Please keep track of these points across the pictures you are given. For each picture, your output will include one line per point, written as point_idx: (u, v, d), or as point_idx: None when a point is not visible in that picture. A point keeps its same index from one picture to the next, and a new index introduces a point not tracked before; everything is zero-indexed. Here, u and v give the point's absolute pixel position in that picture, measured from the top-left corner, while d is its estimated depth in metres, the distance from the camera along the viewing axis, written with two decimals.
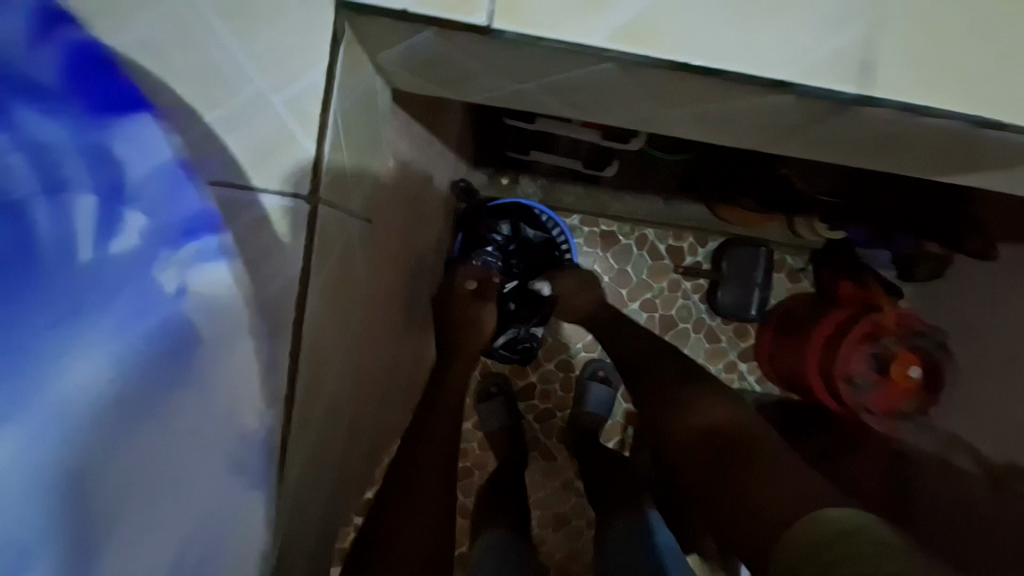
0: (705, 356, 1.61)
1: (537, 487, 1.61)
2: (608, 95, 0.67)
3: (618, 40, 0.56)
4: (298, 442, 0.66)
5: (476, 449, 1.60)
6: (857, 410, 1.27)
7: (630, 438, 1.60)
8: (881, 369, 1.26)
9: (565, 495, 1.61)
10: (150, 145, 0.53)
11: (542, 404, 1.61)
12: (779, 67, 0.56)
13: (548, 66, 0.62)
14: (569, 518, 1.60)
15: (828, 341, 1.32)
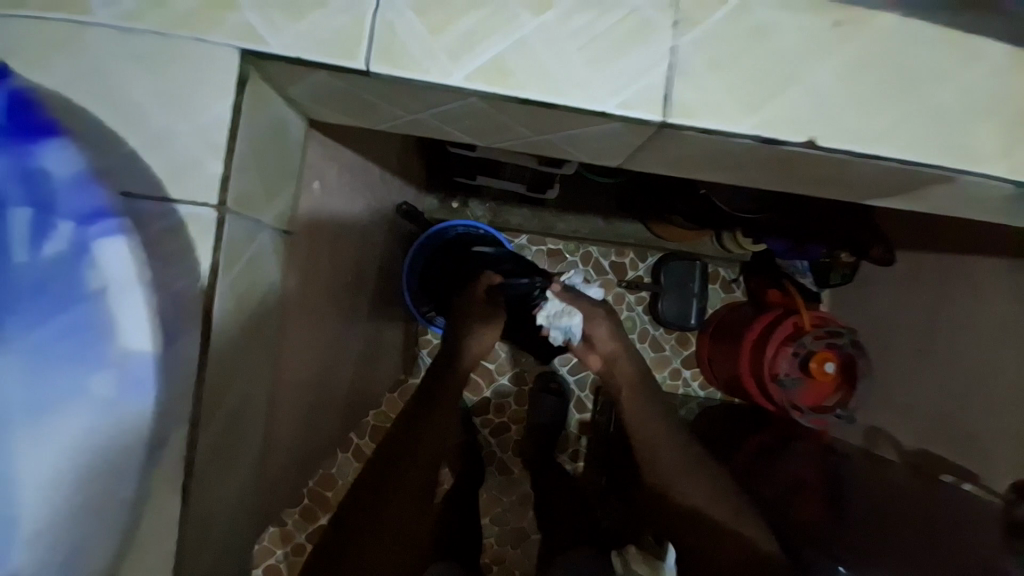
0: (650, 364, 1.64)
1: (493, 503, 1.49)
2: (384, 120, 0.45)
3: (475, 79, 0.35)
4: (248, 378, 0.50)
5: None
6: (787, 408, 1.26)
7: (583, 452, 1.50)
8: (804, 364, 1.25)
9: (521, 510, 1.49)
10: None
11: (496, 419, 1.52)
12: (599, 90, 0.37)
13: (257, 170, 0.44)
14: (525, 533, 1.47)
15: (758, 344, 1.33)
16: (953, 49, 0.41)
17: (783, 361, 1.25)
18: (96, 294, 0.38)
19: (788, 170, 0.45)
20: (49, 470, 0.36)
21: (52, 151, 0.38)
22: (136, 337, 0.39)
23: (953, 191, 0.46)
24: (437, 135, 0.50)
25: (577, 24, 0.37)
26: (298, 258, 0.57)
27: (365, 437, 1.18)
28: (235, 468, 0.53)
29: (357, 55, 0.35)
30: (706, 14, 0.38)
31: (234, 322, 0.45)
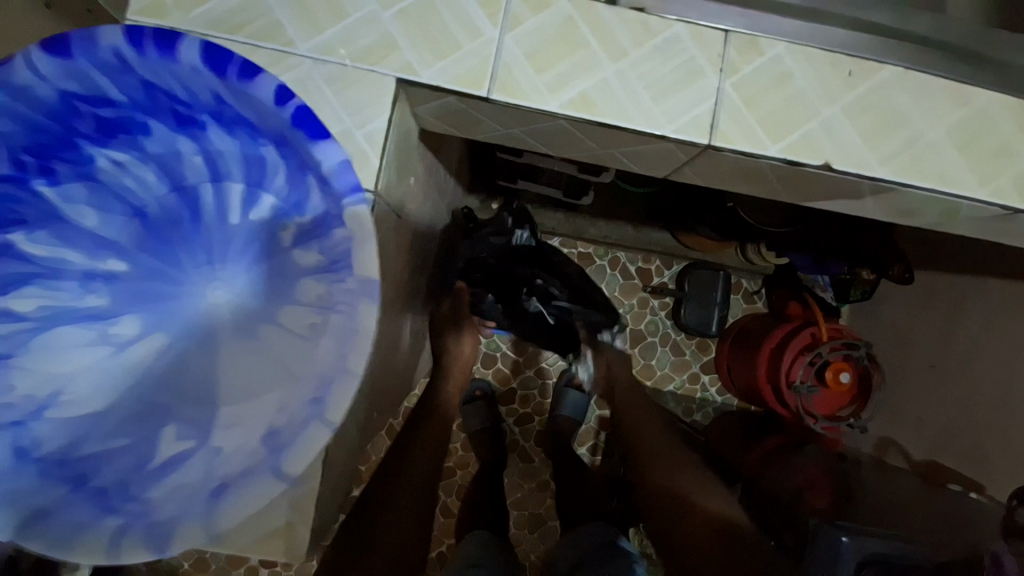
0: (669, 367, 1.33)
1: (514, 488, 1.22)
2: (478, 131, 0.57)
3: (567, 108, 0.47)
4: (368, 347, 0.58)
5: (457, 448, 1.19)
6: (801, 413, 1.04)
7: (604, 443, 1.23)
8: (817, 373, 1.05)
9: (541, 496, 1.22)
10: (241, 68, 0.35)
11: (521, 408, 1.23)
12: (655, 114, 0.48)
13: (400, 168, 0.56)
14: (543, 519, 1.19)
15: (749, 339, 1.21)
16: (944, 97, 0.51)
17: (800, 367, 1.04)
18: (283, 262, 0.46)
19: (809, 185, 0.55)
20: (236, 442, 0.40)
21: (299, 139, 0.36)
22: (307, 307, 0.44)
23: (948, 208, 0.55)
24: (512, 144, 0.61)
25: (646, 69, 0.48)
26: (399, 241, 0.65)
27: (401, 417, 1.10)
28: (358, 408, 0.59)
29: (481, 86, 0.47)
30: (745, 64, 0.49)
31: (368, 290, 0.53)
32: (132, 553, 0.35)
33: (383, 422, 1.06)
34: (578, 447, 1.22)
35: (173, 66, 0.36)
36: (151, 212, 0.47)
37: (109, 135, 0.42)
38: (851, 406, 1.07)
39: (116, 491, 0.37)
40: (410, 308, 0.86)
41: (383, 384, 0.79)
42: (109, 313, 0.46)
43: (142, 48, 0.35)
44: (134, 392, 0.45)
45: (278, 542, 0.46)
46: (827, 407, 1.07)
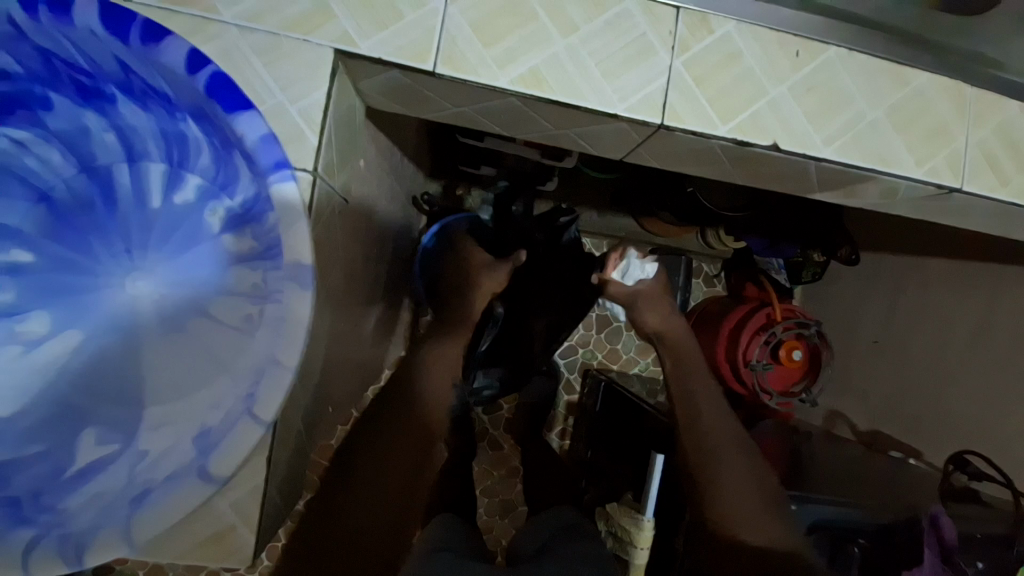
0: (633, 350, 1.26)
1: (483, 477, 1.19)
2: (428, 109, 0.55)
3: (517, 84, 0.46)
4: (316, 337, 0.55)
5: None
6: (756, 391, 1.06)
7: (573, 428, 1.22)
8: (771, 351, 1.07)
9: (510, 482, 1.20)
10: (145, 31, 0.31)
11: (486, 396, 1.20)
12: (606, 91, 0.47)
13: (345, 148, 0.53)
14: (513, 505, 1.17)
15: (710, 319, 1.17)
16: (885, 79, 0.53)
17: (757, 347, 1.05)
18: (213, 250, 0.42)
19: (761, 166, 0.56)
20: (163, 445, 0.37)
21: (215, 111, 0.33)
22: (240, 297, 0.41)
23: (889, 188, 0.57)
24: (465, 124, 0.59)
25: (597, 45, 0.47)
26: (349, 227, 0.62)
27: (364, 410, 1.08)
28: (305, 402, 0.56)
29: (426, 60, 0.45)
30: (695, 42, 0.48)
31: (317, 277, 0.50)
32: (45, 569, 0.32)
33: (345, 415, 1.03)
34: (546, 433, 1.20)
35: (68, 32, 0.32)
36: (59, 196, 0.42)
37: (6, 111, 0.38)
38: (806, 382, 1.09)
39: (28, 502, 0.34)
40: (367, 296, 0.83)
41: (338, 376, 0.75)
42: (15, 310, 0.41)
43: (33, 11, 0.31)
44: (47, 396, 0.40)
45: (220, 546, 0.44)
46: (781, 384, 1.09)
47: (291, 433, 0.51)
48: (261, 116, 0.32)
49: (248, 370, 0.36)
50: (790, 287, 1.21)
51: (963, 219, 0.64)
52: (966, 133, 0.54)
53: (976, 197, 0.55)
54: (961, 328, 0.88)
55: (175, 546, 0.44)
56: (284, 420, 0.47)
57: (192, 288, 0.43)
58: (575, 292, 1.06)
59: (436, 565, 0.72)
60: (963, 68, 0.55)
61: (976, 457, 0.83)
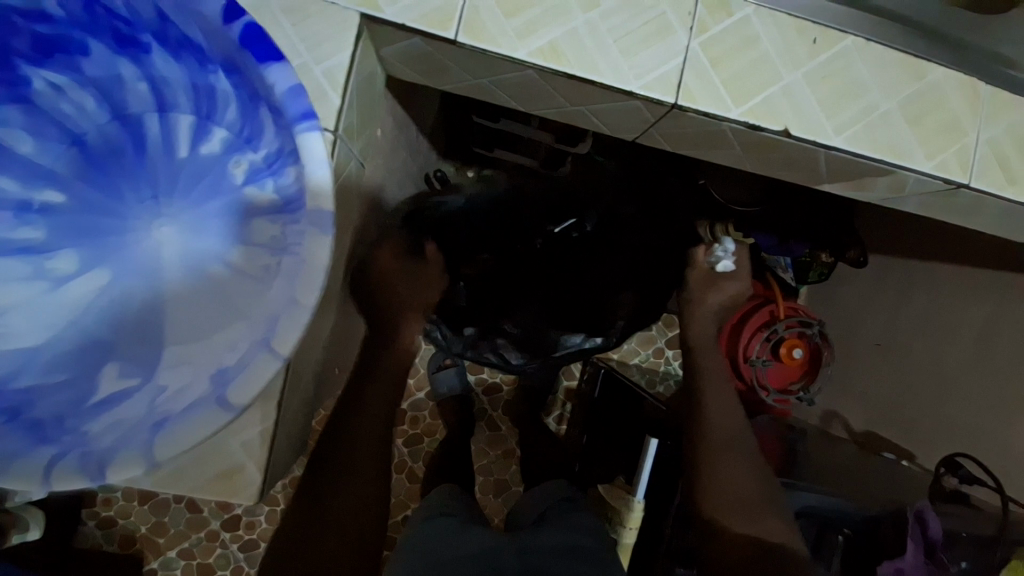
0: (634, 341, 1.27)
1: (478, 456, 1.20)
2: (446, 79, 0.56)
3: (535, 56, 0.47)
4: (326, 298, 0.56)
5: (424, 416, 1.17)
6: (754, 387, 1.01)
7: (570, 413, 1.24)
8: (772, 348, 1.01)
9: (506, 463, 1.21)
10: None
11: (487, 377, 1.21)
12: (621, 67, 0.48)
13: (364, 112, 0.54)
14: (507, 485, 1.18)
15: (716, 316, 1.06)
16: (901, 70, 0.53)
17: (758, 343, 0.99)
18: (233, 200, 0.44)
19: (772, 152, 0.56)
20: (181, 379, 0.39)
21: (246, 60, 0.34)
22: (259, 247, 0.43)
23: (898, 182, 0.57)
24: (480, 96, 0.60)
25: (616, 21, 0.48)
26: (361, 193, 0.63)
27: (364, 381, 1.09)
28: (312, 360, 0.57)
29: (448, 28, 0.46)
30: (714, 23, 0.49)
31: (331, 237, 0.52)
32: (68, 483, 0.34)
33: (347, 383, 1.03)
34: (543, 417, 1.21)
35: None
36: (90, 141, 0.44)
37: (46, 55, 0.39)
38: (803, 381, 1.04)
39: (54, 425, 0.36)
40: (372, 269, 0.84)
41: (342, 345, 0.77)
42: (45, 248, 0.43)
43: None
44: (73, 331, 0.42)
45: (229, 483, 0.46)
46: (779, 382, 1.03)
47: (298, 386, 0.53)
48: (289, 66, 0.34)
49: (262, 314, 0.38)
50: (796, 287, 1.12)
51: (968, 218, 0.65)
52: (977, 128, 0.55)
53: (983, 194, 0.55)
54: (964, 333, 0.88)
55: (187, 480, 0.46)
56: (294, 371, 0.49)
57: (210, 237, 0.45)
58: (601, 279, 0.91)
59: (432, 528, 0.74)
60: (979, 64, 0.55)
61: (968, 460, 0.84)
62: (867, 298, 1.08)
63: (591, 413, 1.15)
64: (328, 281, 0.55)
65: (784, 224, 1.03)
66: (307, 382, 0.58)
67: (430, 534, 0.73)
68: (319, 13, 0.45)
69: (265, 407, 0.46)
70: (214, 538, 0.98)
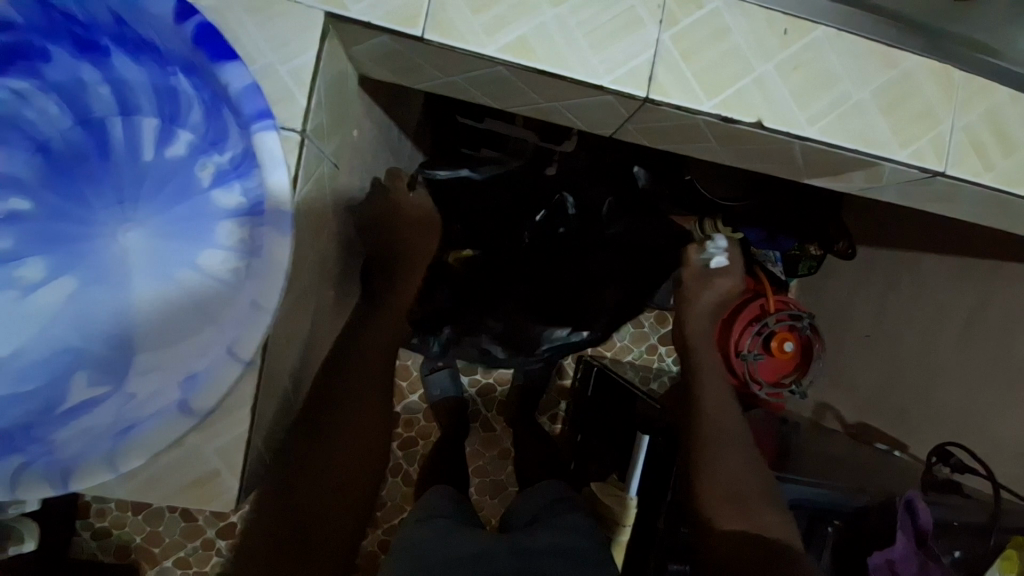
0: (627, 338, 1.27)
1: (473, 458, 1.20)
2: (419, 76, 0.55)
3: (505, 52, 0.46)
4: (305, 301, 0.56)
5: (418, 419, 1.16)
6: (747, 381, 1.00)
7: (564, 413, 1.23)
8: (763, 341, 1.01)
9: (502, 463, 1.20)
10: None
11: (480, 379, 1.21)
12: (591, 61, 0.47)
13: (336, 112, 0.53)
14: (503, 486, 1.18)
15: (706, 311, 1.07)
16: (873, 59, 0.53)
17: (749, 338, 0.98)
18: (201, 204, 0.44)
19: (747, 144, 0.56)
20: (149, 386, 0.39)
21: (202, 61, 0.34)
22: (228, 251, 0.43)
23: (874, 171, 0.57)
24: (455, 94, 0.60)
25: (585, 15, 0.47)
26: (340, 194, 0.62)
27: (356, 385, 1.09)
28: (293, 364, 0.57)
29: (416, 25, 0.45)
30: (684, 16, 0.49)
31: (307, 239, 0.51)
32: (33, 491, 0.34)
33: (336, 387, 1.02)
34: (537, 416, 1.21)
35: None
36: (55, 147, 0.43)
37: (6, 60, 0.39)
38: (795, 374, 1.04)
39: (19, 433, 0.36)
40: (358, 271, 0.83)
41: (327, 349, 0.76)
42: (11, 256, 0.42)
43: None
44: (41, 341, 0.42)
45: (205, 489, 0.46)
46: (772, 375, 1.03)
47: (276, 390, 0.52)
48: (245, 67, 0.34)
49: (229, 318, 0.38)
50: (786, 281, 1.13)
51: (949, 206, 0.65)
52: (952, 116, 0.55)
53: (959, 181, 0.56)
54: (951, 322, 0.89)
55: (163, 488, 0.46)
56: (271, 375, 0.48)
57: (179, 241, 0.44)
58: (584, 274, 0.91)
59: (424, 530, 0.73)
60: (952, 51, 0.55)
61: (958, 449, 0.84)
62: (856, 289, 1.08)
63: (585, 412, 1.14)
64: (305, 283, 0.54)
65: (773, 217, 1.03)
66: (288, 387, 0.57)
67: (422, 537, 0.73)
68: (283, 13, 0.44)
69: (239, 413, 0.45)
70: (210, 546, 0.97)
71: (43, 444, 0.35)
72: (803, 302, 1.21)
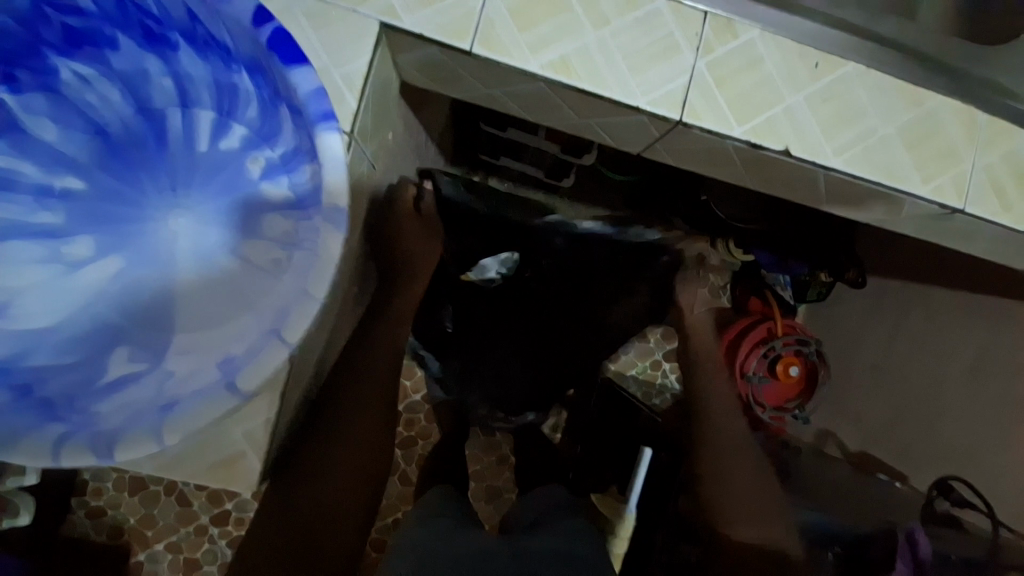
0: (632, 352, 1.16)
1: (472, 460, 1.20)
2: (458, 86, 0.57)
3: (547, 69, 0.48)
4: (332, 294, 0.57)
5: (420, 419, 1.16)
6: (751, 403, 0.99)
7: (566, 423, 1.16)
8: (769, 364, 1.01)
9: (499, 469, 1.18)
10: None
11: None
12: (628, 82, 0.49)
13: (378, 116, 0.56)
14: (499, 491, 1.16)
15: (713, 331, 1.08)
16: (900, 97, 0.55)
17: (755, 360, 0.99)
18: (248, 195, 0.45)
19: (772, 170, 0.58)
20: (189, 365, 0.41)
21: (271, 62, 0.36)
22: (270, 241, 0.44)
23: (895, 205, 0.58)
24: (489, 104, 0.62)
25: (626, 39, 0.49)
26: (371, 193, 0.64)
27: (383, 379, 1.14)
28: (316, 354, 0.58)
29: (464, 39, 0.47)
30: (720, 45, 0.51)
31: None
32: (76, 459, 0.35)
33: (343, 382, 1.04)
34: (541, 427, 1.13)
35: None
36: (113, 131, 0.46)
37: (77, 46, 0.41)
38: (799, 398, 1.04)
39: (63, 403, 0.37)
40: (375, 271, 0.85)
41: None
42: (63, 232, 0.44)
43: None
44: (86, 315, 0.44)
45: (228, 471, 0.47)
46: (775, 398, 1.03)
47: (300, 380, 0.54)
48: (313, 71, 0.36)
49: (273, 307, 0.40)
50: (794, 305, 1.13)
51: (963, 243, 0.66)
52: (972, 156, 0.56)
53: (976, 220, 0.57)
54: (960, 358, 0.89)
55: (187, 466, 0.47)
56: (298, 364, 0.50)
57: (222, 228, 0.46)
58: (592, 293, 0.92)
59: (426, 528, 0.74)
60: (976, 94, 0.57)
61: (961, 484, 0.84)
62: (865, 318, 1.09)
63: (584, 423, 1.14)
64: (334, 277, 0.56)
65: (782, 243, 1.03)
66: (309, 377, 0.58)
67: (422, 534, 0.73)
68: (340, 21, 0.46)
69: (269, 399, 0.47)
70: (203, 532, 0.99)
71: (84, 414, 0.37)
72: (809, 328, 1.21)
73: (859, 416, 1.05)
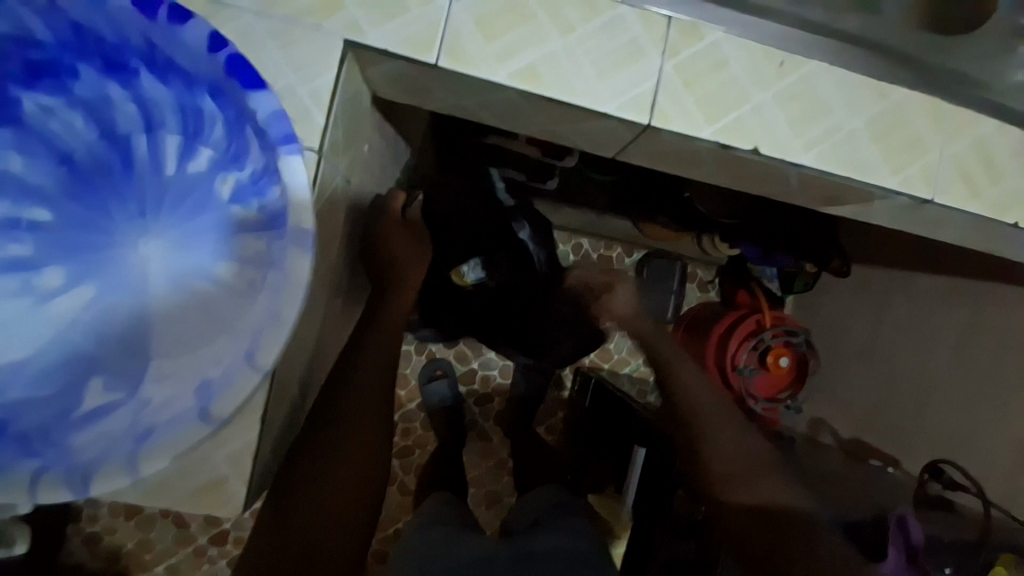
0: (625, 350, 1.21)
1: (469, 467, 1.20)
2: (431, 97, 0.57)
3: (515, 78, 0.49)
4: (312, 310, 0.57)
5: (416, 427, 1.15)
6: (743, 395, 1.00)
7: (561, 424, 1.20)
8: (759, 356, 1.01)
9: (497, 473, 1.18)
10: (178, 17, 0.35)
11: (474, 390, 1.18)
12: (596, 89, 0.50)
13: (350, 131, 0.55)
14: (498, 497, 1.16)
15: (701, 327, 1.07)
16: (865, 91, 0.55)
17: (745, 352, 0.98)
18: (220, 217, 0.45)
19: (745, 168, 0.59)
20: (165, 392, 0.40)
21: (232, 86, 0.36)
22: (243, 262, 0.44)
23: (868, 197, 0.59)
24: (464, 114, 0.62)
25: (592, 45, 0.50)
26: (349, 206, 0.64)
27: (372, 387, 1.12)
28: (299, 371, 0.58)
29: (430, 51, 0.48)
30: (685, 47, 0.51)
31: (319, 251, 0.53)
32: (52, 494, 0.34)
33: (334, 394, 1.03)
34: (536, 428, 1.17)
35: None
36: (79, 158, 0.45)
37: (37, 77, 0.41)
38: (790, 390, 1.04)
39: (38, 437, 0.37)
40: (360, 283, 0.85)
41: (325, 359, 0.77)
42: (33, 264, 0.44)
43: None
44: (60, 346, 0.43)
45: (213, 495, 0.47)
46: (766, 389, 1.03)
47: (284, 398, 0.53)
48: (274, 95, 0.36)
49: (247, 330, 0.40)
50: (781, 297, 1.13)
51: (937, 231, 0.68)
52: (940, 146, 0.57)
53: (947, 208, 0.58)
54: (944, 341, 0.90)
55: (172, 492, 0.47)
56: (280, 383, 0.49)
57: (195, 252, 0.46)
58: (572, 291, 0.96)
59: (422, 538, 0.74)
60: (942, 84, 0.58)
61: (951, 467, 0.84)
62: (851, 306, 1.10)
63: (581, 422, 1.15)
64: (314, 294, 0.56)
65: (770, 235, 1.04)
66: (294, 395, 0.58)
67: (418, 544, 0.73)
68: (305, 39, 0.46)
69: (250, 421, 0.47)
70: (201, 554, 0.98)
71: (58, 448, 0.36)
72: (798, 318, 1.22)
73: (850, 403, 1.06)
